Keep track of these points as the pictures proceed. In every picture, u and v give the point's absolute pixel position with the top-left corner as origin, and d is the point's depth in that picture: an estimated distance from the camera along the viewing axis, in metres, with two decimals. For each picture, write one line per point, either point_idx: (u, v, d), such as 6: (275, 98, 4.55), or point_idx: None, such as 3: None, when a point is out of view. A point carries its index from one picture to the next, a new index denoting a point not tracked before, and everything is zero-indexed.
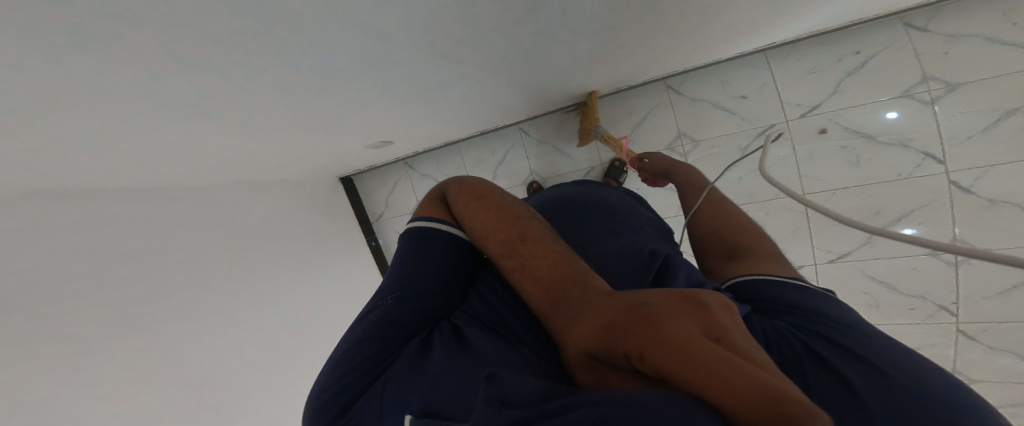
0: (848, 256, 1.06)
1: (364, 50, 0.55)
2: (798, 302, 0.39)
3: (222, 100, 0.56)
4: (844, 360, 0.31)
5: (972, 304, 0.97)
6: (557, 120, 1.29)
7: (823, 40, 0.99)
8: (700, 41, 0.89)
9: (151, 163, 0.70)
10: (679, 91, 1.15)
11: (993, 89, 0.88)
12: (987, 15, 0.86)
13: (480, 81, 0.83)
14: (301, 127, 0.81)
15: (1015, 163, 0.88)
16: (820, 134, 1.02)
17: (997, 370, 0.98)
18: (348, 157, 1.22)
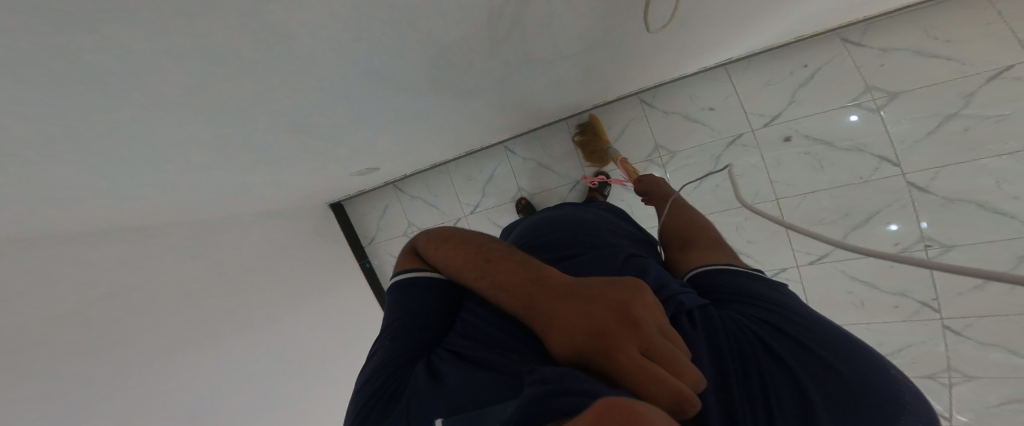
0: (827, 257, 1.09)
1: (347, 79, 0.60)
2: (759, 293, 0.44)
3: (224, 135, 0.62)
4: (797, 345, 0.37)
5: (952, 299, 0.99)
6: (541, 136, 1.35)
7: (774, 57, 1.09)
8: (668, 58, 0.97)
9: (157, 198, 0.76)
10: (652, 106, 1.23)
11: (931, 94, 0.96)
12: (912, 32, 0.96)
13: (462, 105, 0.91)
14: (297, 155, 0.87)
15: (963, 164, 0.94)
16: (786, 141, 1.09)
17: (984, 364, 0.99)
18: (340, 183, 1.28)
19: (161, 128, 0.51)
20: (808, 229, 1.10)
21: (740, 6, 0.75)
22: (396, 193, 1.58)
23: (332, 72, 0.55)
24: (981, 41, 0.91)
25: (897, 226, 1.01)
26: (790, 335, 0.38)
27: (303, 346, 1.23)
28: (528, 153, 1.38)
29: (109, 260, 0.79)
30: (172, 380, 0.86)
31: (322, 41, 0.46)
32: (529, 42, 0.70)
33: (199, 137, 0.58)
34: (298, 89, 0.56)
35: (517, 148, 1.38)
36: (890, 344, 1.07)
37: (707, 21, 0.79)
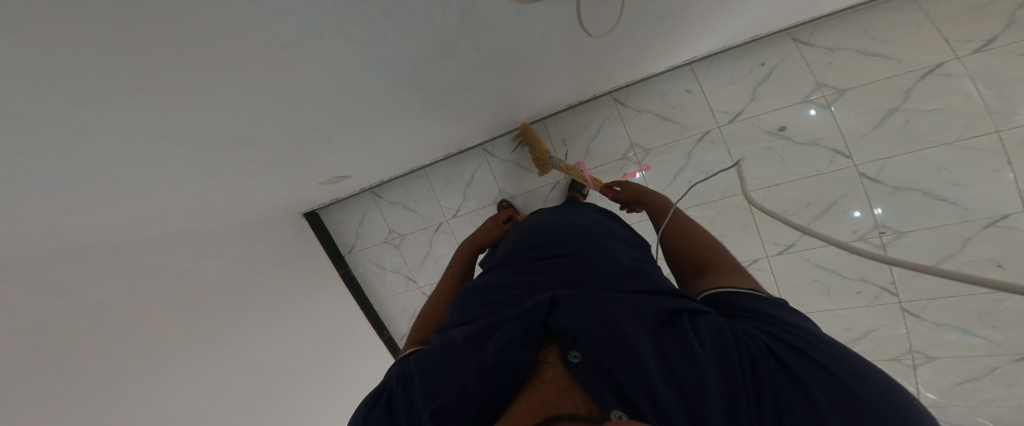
0: (794, 246, 1.13)
1: (318, 78, 0.61)
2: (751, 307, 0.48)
3: (192, 135, 0.62)
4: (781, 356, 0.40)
5: (909, 283, 1.04)
6: (520, 139, 1.37)
7: (735, 55, 1.13)
8: (635, 56, 1.00)
9: (123, 205, 0.74)
10: (625, 105, 1.25)
11: (873, 90, 1.03)
12: (853, 33, 1.04)
13: (431, 105, 0.93)
14: (267, 157, 0.86)
15: (905, 156, 1.02)
16: (781, 131, 1.11)
17: (942, 343, 1.03)
18: (315, 190, 1.27)
19: (128, 123, 0.51)
20: (772, 221, 1.13)
21: (695, 5, 0.80)
22: (375, 200, 1.57)
23: (303, 66, 0.57)
24: (911, 41, 1.00)
25: (862, 212, 1.06)
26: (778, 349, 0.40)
27: (279, 357, 1.21)
28: (507, 155, 1.39)
29: (72, 271, 0.77)
30: (138, 392, 0.83)
31: (291, 33, 0.48)
32: (496, 39, 0.74)
33: (167, 135, 0.59)
34: (269, 84, 0.58)
35: (497, 150, 1.40)
36: (857, 328, 1.11)
37: (663, 21, 0.84)
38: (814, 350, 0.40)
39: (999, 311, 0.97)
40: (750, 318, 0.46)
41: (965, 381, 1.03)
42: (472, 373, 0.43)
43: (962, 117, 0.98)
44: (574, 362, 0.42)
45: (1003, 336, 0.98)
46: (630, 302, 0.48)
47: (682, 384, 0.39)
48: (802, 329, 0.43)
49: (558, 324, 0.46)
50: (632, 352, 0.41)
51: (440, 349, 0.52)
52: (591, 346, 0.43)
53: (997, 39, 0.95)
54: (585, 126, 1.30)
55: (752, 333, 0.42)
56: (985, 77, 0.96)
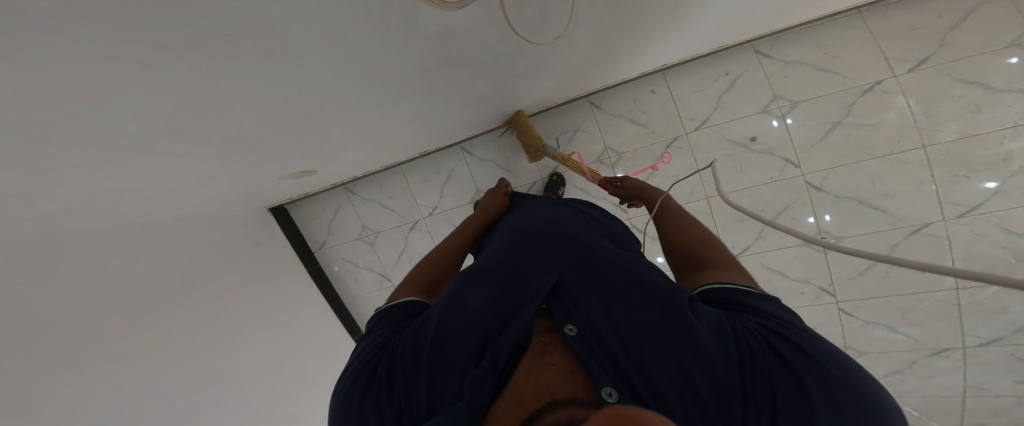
0: (750, 249, 1.18)
1: (272, 54, 0.57)
2: (752, 300, 0.54)
3: (135, 112, 0.57)
4: (779, 347, 0.47)
5: (847, 284, 1.13)
6: (495, 137, 1.34)
7: (704, 63, 1.15)
8: (610, 58, 1.00)
9: (54, 191, 0.68)
10: (601, 109, 1.24)
11: (824, 103, 1.10)
12: (809, 48, 1.09)
13: (400, 97, 0.90)
14: (222, 144, 0.81)
15: (846, 166, 1.10)
16: (751, 141, 1.15)
17: (871, 339, 1.14)
18: (276, 184, 1.21)
19: (61, 93, 0.47)
20: (730, 224, 1.18)
21: (668, 8, 0.80)
22: (347, 195, 1.51)
23: (264, 43, 0.54)
24: (857, 58, 1.07)
25: (813, 218, 1.13)
26: (777, 344, 0.47)
27: (240, 357, 1.16)
28: (487, 154, 1.35)
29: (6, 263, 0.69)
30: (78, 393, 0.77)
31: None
32: (469, 35, 0.74)
33: (105, 110, 0.54)
34: (225, 60, 0.54)
35: (475, 148, 1.36)
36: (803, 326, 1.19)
37: (637, 21, 0.84)
38: (809, 344, 0.46)
39: (919, 310, 1.08)
40: (746, 310, 0.53)
41: (892, 373, 1.14)
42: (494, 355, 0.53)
43: (896, 132, 1.07)
44: (572, 334, 0.55)
45: (921, 332, 1.09)
46: (624, 293, 0.58)
47: (673, 366, 0.48)
48: (797, 326, 0.50)
49: (561, 309, 0.59)
50: (623, 335, 0.53)
51: (452, 309, 0.61)
52: (587, 328, 0.55)
53: (930, 59, 1.03)
54: (562, 127, 1.28)
55: (748, 328, 0.49)
56: (918, 95, 1.05)
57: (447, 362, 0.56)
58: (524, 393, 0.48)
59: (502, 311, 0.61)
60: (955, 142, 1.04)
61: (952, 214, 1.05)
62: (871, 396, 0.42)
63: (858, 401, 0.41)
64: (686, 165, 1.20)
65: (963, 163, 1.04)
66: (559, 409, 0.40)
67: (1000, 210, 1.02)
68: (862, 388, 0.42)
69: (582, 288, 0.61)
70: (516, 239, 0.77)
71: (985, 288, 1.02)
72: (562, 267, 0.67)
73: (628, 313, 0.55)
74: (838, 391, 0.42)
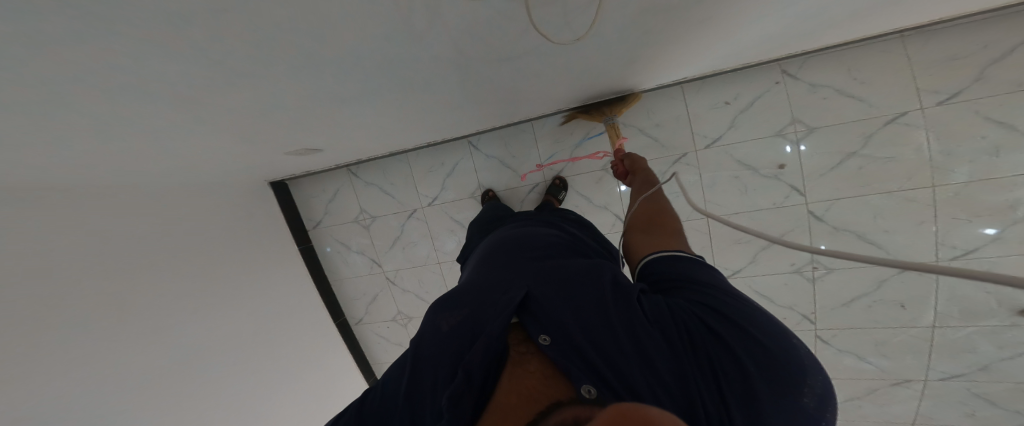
0: (741, 272, 1.18)
1: (253, 39, 0.53)
2: (692, 282, 0.58)
3: (103, 81, 0.53)
4: (720, 324, 0.51)
5: (828, 315, 1.15)
6: (502, 134, 1.29)
7: (725, 79, 1.08)
8: (627, 65, 0.93)
9: (19, 149, 0.63)
10: (614, 117, 1.19)
11: (841, 132, 1.06)
12: (839, 73, 1.03)
13: (399, 87, 0.85)
14: (208, 120, 0.76)
15: (850, 200, 1.09)
16: (779, 169, 1.10)
17: (841, 367, 1.19)
18: (270, 161, 1.18)
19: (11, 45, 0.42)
20: (727, 245, 1.17)
21: (692, 20, 0.74)
22: (346, 176, 1.48)
23: (249, 25, 0.50)
24: (885, 86, 1.02)
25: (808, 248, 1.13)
26: (718, 318, 0.52)
27: (227, 321, 1.19)
28: (491, 150, 1.32)
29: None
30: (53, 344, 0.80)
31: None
32: (478, 31, 0.69)
33: (67, 71, 0.49)
34: (198, 43, 0.51)
35: (480, 143, 1.32)
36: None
37: (659, 30, 0.78)
38: (739, 313, 0.52)
39: (891, 342, 1.13)
40: (688, 288, 0.57)
41: (853, 398, 1.20)
42: (469, 367, 0.55)
43: (908, 168, 1.05)
44: (546, 344, 0.56)
45: (888, 363, 1.15)
46: (586, 296, 0.60)
47: (638, 361, 0.51)
48: (731, 295, 0.56)
49: (531, 318, 0.60)
50: (589, 336, 0.54)
51: (430, 335, 0.64)
52: (557, 333, 0.56)
53: (961, 93, 0.98)
54: (571, 131, 1.23)
55: (689, 308, 0.54)
56: (939, 131, 1.01)
57: (433, 384, 0.59)
58: (512, 405, 0.50)
59: (475, 323, 0.63)
60: (966, 184, 1.02)
61: (945, 255, 1.07)
62: (787, 346, 0.50)
63: (778, 349, 0.49)
64: (691, 181, 1.17)
65: (967, 207, 1.03)
66: (556, 414, 0.42)
67: (992, 256, 1.03)
68: (778, 343, 0.50)
69: (548, 293, 0.62)
70: (490, 261, 0.81)
71: (959, 328, 1.06)
72: (529, 273, 0.68)
73: (589, 314, 0.57)
74: (763, 352, 0.49)
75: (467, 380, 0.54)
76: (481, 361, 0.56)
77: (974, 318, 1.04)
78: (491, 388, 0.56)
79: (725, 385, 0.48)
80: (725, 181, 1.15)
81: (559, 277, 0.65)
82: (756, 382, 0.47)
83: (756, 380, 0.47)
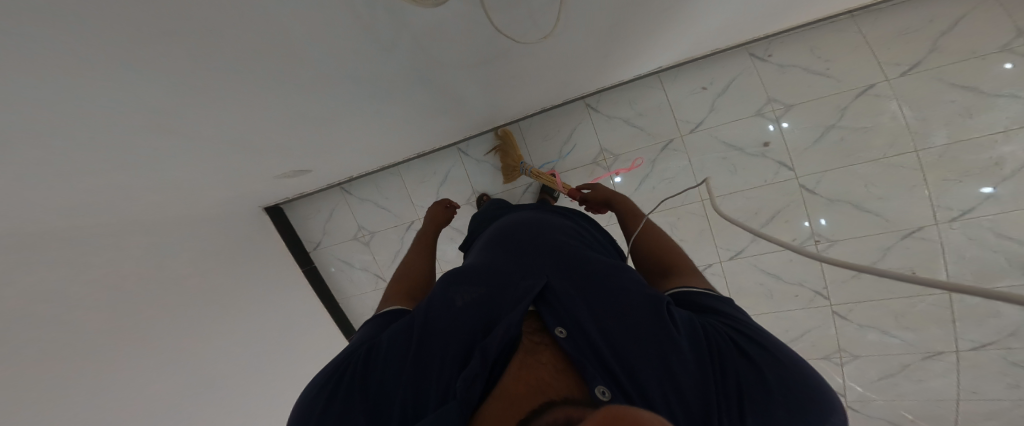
0: (744, 252, 1.17)
1: (262, 46, 0.58)
2: (721, 306, 0.59)
3: (133, 104, 0.56)
4: (747, 345, 0.51)
5: (841, 288, 1.12)
6: (493, 138, 1.33)
7: (699, 66, 1.15)
8: (605, 59, 1.00)
9: (42, 183, 0.65)
10: (598, 111, 1.24)
11: (817, 107, 1.11)
12: (803, 53, 1.10)
13: (393, 94, 0.90)
14: (212, 142, 0.80)
15: (839, 169, 1.11)
16: (765, 147, 1.13)
17: (865, 343, 1.13)
18: (268, 184, 1.20)
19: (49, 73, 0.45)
20: (726, 226, 1.17)
21: (660, 11, 0.81)
22: (341, 195, 1.50)
23: (261, 29, 0.54)
24: (850, 63, 1.08)
25: (808, 222, 1.13)
26: (747, 342, 0.52)
27: (230, 355, 1.15)
28: (483, 155, 1.35)
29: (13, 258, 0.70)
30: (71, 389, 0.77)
31: None
32: (465, 33, 0.75)
33: (88, 96, 0.51)
34: (219, 55, 0.55)
35: (472, 149, 1.36)
36: (794, 330, 1.18)
37: (630, 22, 0.84)
38: (769, 344, 0.52)
39: (912, 313, 1.09)
40: (715, 311, 0.58)
41: (886, 376, 1.14)
42: (485, 348, 0.53)
43: (888, 137, 1.08)
44: (562, 336, 0.56)
45: (914, 336, 1.10)
46: (608, 297, 0.61)
47: (657, 365, 0.51)
48: (760, 329, 0.56)
49: (549, 311, 0.60)
50: (609, 338, 0.55)
51: (443, 310, 0.64)
52: (575, 329, 0.57)
53: (921, 64, 1.04)
54: (559, 129, 1.28)
55: (717, 327, 0.54)
56: (910, 100, 1.06)
57: (436, 363, 0.57)
58: (521, 381, 0.48)
59: (489, 309, 0.63)
60: (947, 146, 1.04)
61: (944, 219, 1.06)
62: (817, 389, 0.48)
63: (806, 388, 0.48)
64: (681, 166, 1.20)
65: (954, 168, 1.05)
66: (567, 403, 0.41)
67: (991, 215, 1.03)
68: (810, 383, 0.48)
69: (569, 292, 0.63)
70: (501, 247, 0.82)
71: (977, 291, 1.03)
72: (549, 272, 0.70)
73: (614, 317, 0.58)
74: (791, 385, 0.48)
75: (480, 363, 0.52)
76: (498, 345, 0.54)
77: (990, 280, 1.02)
78: (497, 378, 0.52)
79: (748, 407, 0.48)
80: (714, 163, 1.17)
81: (585, 279, 0.66)
82: (776, 407, 0.47)
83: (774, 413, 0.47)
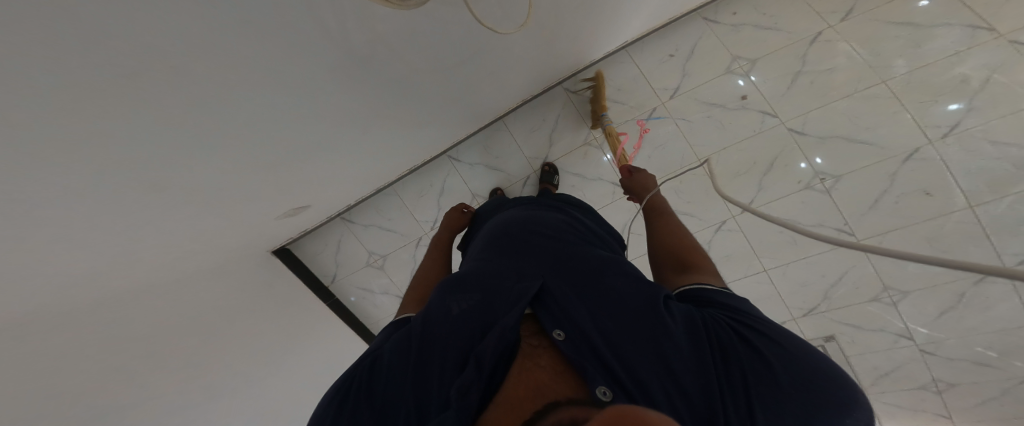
0: (755, 202, 1.10)
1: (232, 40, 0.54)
2: (717, 297, 0.57)
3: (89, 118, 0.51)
4: (744, 331, 0.49)
5: (861, 219, 1.08)
6: (484, 139, 1.32)
7: (661, 37, 1.19)
8: (576, 35, 1.03)
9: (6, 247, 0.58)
10: (576, 93, 1.26)
11: (778, 57, 1.15)
12: (752, 12, 1.16)
13: (377, 102, 0.88)
14: (205, 170, 0.75)
15: (821, 107, 1.11)
16: (744, 99, 1.13)
17: (911, 275, 1.03)
18: (266, 228, 1.14)
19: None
20: (730, 177, 1.10)
21: None
22: (346, 225, 1.44)
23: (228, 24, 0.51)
24: (795, 15, 1.14)
25: (806, 163, 1.11)
26: (748, 333, 0.49)
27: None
28: (476, 158, 1.33)
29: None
30: None
31: None
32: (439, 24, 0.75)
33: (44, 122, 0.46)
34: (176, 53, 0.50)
35: (463, 155, 1.34)
36: (831, 275, 1.06)
37: None
38: (770, 332, 0.49)
39: (945, 236, 1.04)
40: (713, 304, 0.56)
41: (948, 311, 1.01)
42: (482, 352, 0.50)
43: (853, 73, 1.11)
44: (561, 339, 0.53)
45: (956, 260, 1.04)
46: (606, 297, 0.58)
47: (656, 363, 0.48)
48: (759, 317, 0.53)
49: (547, 314, 0.58)
50: (609, 339, 0.51)
51: (439, 318, 0.61)
52: (574, 331, 0.54)
53: (857, 7, 1.12)
54: (546, 118, 1.29)
55: (716, 318, 0.52)
56: (859, 40, 1.11)
57: (437, 374, 0.54)
58: (517, 393, 0.45)
59: (487, 316, 0.60)
60: (910, 73, 1.08)
61: (937, 136, 1.05)
62: (824, 376, 0.45)
63: (813, 376, 0.44)
64: (669, 131, 1.14)
65: (925, 91, 1.07)
66: (561, 406, 0.38)
67: (980, 124, 1.03)
68: (814, 369, 0.45)
69: (566, 292, 0.60)
70: (496, 251, 0.77)
71: (998, 201, 1.01)
72: (545, 274, 0.67)
73: (612, 317, 0.55)
74: (795, 374, 0.45)
75: (478, 369, 0.48)
76: (494, 351, 0.50)
77: (1005, 188, 1.01)
78: (495, 385, 0.49)
79: (756, 401, 0.44)
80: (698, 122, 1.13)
81: (579, 278, 0.64)
82: (787, 403, 0.43)
83: (782, 406, 0.43)
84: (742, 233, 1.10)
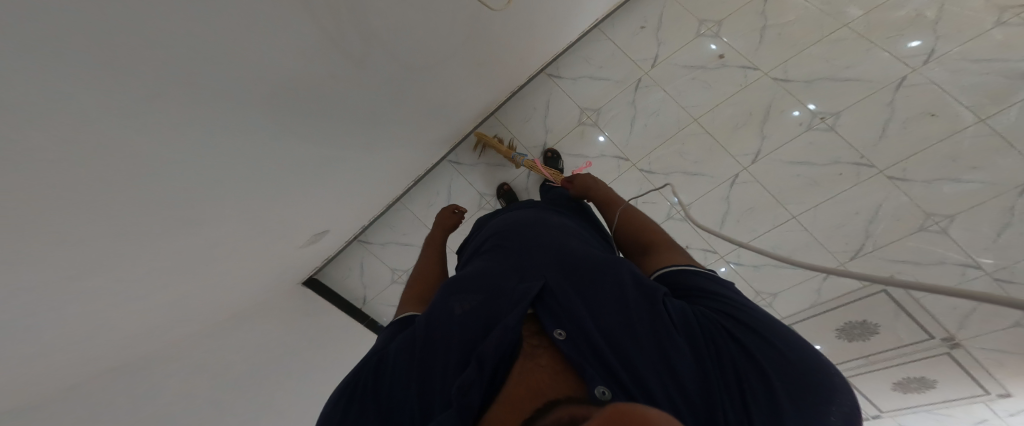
0: (762, 151, 1.05)
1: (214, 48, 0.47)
2: (709, 288, 0.50)
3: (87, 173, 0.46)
4: (737, 327, 0.43)
5: (878, 149, 0.98)
6: (480, 138, 1.28)
7: (622, 13, 1.14)
8: (541, 20, 0.98)
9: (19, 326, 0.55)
10: (561, 76, 1.17)
11: (743, 12, 1.07)
12: None
13: (357, 106, 0.80)
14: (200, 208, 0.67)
15: (806, 52, 1.04)
16: (721, 58, 1.08)
17: (947, 197, 0.93)
18: (273, 265, 1.06)
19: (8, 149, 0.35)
20: (730, 132, 1.07)
21: None
22: (367, 248, 1.41)
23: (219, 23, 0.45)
24: None
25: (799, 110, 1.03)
26: (751, 330, 0.42)
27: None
28: (476, 158, 1.29)
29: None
30: None
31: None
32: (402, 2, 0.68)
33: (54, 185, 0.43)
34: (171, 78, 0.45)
35: (463, 157, 1.30)
36: (866, 210, 0.99)
37: None
38: (766, 327, 0.42)
39: (965, 152, 0.92)
40: (703, 298, 0.49)
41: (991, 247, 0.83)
42: (484, 352, 0.43)
43: (814, 20, 1.03)
44: (561, 338, 0.45)
45: (988, 174, 0.90)
46: (605, 288, 0.51)
47: (658, 364, 0.41)
48: (746, 308, 0.46)
49: (546, 308, 0.50)
50: (610, 338, 0.45)
51: (437, 320, 0.52)
52: (575, 328, 0.46)
53: None
54: (535, 107, 1.20)
55: (710, 315, 0.45)
56: None
57: (439, 374, 0.47)
58: (511, 404, 0.39)
59: (490, 311, 0.52)
60: (865, 16, 1.00)
61: (917, 63, 0.95)
62: (816, 377, 0.38)
63: (817, 380, 0.37)
64: (659, 99, 1.11)
65: (893, 26, 0.97)
66: (559, 408, 0.33)
67: (954, 50, 0.92)
68: (815, 372, 0.38)
69: (568, 286, 0.53)
70: (497, 249, 0.68)
71: (1009, 110, 0.89)
72: (547, 263, 0.59)
73: (615, 311, 0.48)
74: (798, 376, 0.38)
75: (480, 369, 0.42)
76: (498, 353, 0.43)
77: (1005, 98, 0.89)
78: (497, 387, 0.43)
79: (754, 408, 0.37)
80: (685, 85, 1.09)
81: (581, 266, 0.56)
82: (781, 412, 0.36)
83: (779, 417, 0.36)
84: (758, 182, 1.06)
